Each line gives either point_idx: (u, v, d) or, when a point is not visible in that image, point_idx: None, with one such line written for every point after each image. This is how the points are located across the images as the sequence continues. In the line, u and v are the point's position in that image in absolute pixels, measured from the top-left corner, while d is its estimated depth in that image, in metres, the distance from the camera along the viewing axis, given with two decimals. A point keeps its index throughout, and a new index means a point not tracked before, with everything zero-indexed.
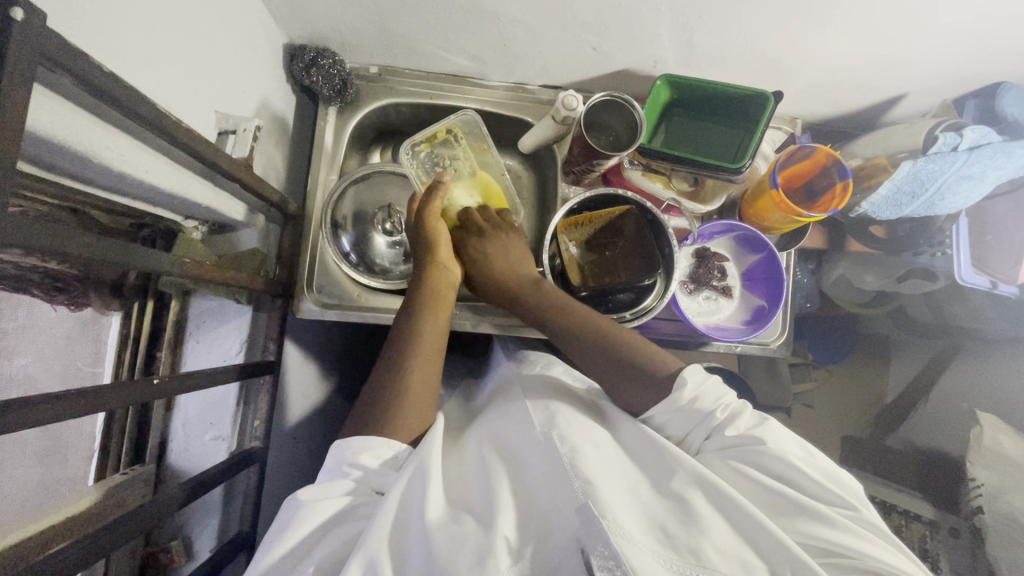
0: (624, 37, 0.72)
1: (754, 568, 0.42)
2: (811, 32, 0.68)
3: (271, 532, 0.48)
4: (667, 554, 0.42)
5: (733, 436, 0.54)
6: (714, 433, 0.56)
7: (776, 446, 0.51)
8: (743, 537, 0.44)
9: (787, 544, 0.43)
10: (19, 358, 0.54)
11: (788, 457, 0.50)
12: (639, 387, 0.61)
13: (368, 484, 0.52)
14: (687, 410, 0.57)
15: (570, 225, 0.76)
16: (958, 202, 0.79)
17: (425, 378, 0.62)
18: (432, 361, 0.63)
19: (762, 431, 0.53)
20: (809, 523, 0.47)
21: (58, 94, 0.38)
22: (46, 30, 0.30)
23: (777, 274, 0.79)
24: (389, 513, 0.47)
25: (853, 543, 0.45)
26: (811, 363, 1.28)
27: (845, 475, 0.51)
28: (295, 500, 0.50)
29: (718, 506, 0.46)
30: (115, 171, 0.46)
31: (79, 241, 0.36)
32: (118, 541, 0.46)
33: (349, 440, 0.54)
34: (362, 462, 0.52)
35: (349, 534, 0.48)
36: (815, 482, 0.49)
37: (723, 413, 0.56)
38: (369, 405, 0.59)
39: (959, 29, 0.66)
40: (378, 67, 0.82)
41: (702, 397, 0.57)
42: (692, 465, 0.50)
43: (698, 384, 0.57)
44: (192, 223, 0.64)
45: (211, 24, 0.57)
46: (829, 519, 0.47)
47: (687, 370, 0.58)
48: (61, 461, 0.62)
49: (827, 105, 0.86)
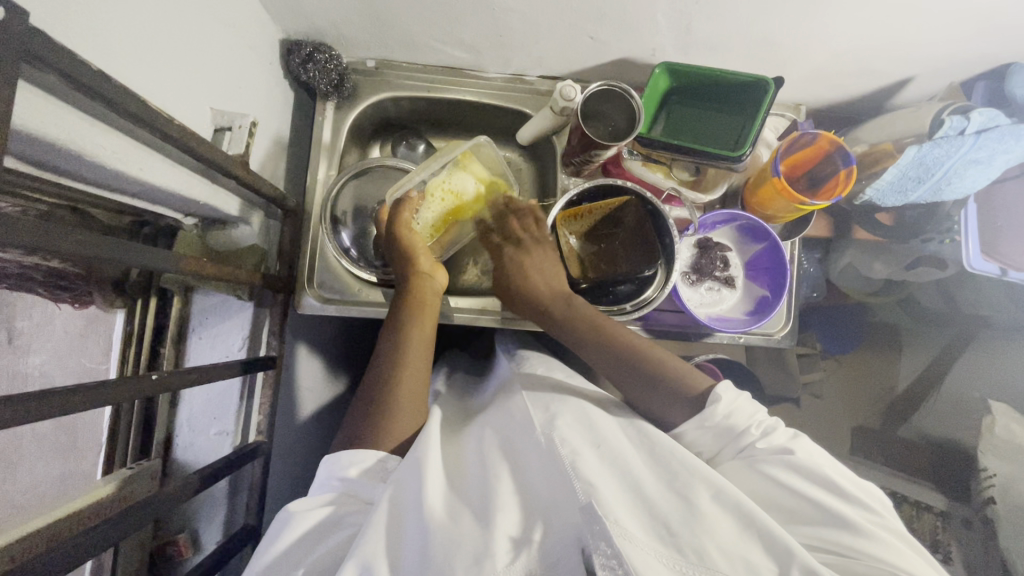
0: (621, 25, 0.71)
1: (758, 568, 0.42)
2: (813, 14, 0.66)
3: (267, 539, 0.50)
4: (669, 554, 0.42)
5: (765, 449, 0.54)
6: (745, 447, 0.56)
7: (805, 456, 0.52)
8: (750, 536, 0.44)
9: (794, 549, 0.42)
10: (34, 356, 0.58)
11: (818, 466, 0.51)
12: (667, 403, 0.62)
13: (358, 495, 0.53)
14: (718, 426, 0.57)
15: (569, 217, 0.76)
16: (966, 186, 0.77)
17: (417, 381, 0.64)
18: (418, 379, 0.64)
19: (793, 443, 0.54)
20: (835, 530, 0.46)
21: (46, 91, 0.38)
22: (31, 29, 0.30)
23: (779, 264, 0.78)
24: (379, 522, 0.47)
25: (880, 552, 0.43)
26: (820, 354, 1.26)
27: (874, 486, 0.51)
28: (286, 512, 0.51)
29: (724, 508, 0.46)
30: (108, 169, 0.47)
31: (74, 239, 0.36)
32: (122, 535, 0.46)
33: (339, 453, 0.56)
34: (351, 475, 0.53)
35: (338, 542, 0.49)
36: (839, 487, 0.49)
37: (758, 430, 0.56)
38: (362, 413, 0.61)
39: (966, 9, 0.64)
40: (375, 61, 0.81)
41: (736, 414, 0.57)
42: (704, 469, 0.49)
43: (732, 403, 0.58)
44: (191, 221, 0.65)
45: (206, 20, 0.57)
46: (856, 526, 0.45)
47: (721, 386, 0.59)
48: (77, 458, 0.65)
49: (832, 90, 0.84)
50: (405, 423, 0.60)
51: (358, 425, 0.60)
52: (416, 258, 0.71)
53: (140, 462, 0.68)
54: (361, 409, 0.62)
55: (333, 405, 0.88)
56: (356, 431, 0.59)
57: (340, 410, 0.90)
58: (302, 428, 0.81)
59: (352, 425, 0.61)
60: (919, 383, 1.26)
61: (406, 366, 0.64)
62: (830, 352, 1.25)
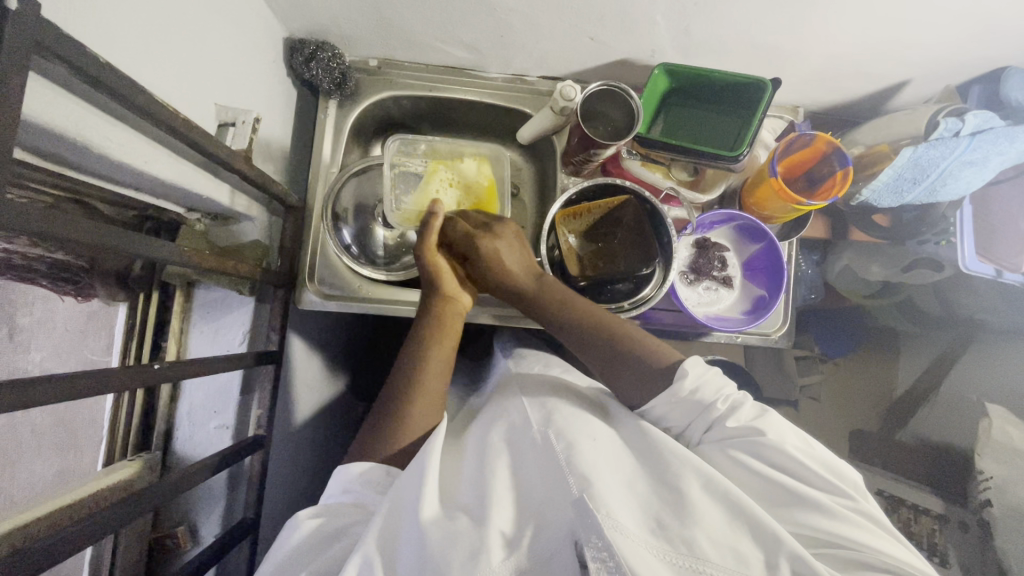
0: (621, 26, 0.72)
1: (747, 557, 0.42)
2: (810, 17, 0.67)
3: (275, 547, 0.51)
4: (658, 543, 0.43)
5: (735, 427, 0.54)
6: (714, 424, 0.56)
7: (775, 438, 0.52)
8: (739, 527, 0.44)
9: (781, 536, 0.43)
10: (35, 353, 0.59)
11: (787, 447, 0.51)
12: (640, 381, 0.62)
13: (365, 506, 0.54)
14: (686, 401, 0.58)
15: (568, 215, 0.77)
16: (961, 188, 0.78)
17: (437, 400, 0.64)
18: (436, 396, 0.64)
19: (762, 422, 0.53)
20: (807, 512, 0.47)
21: (54, 83, 0.39)
22: (40, 20, 0.31)
23: (776, 263, 0.78)
24: (378, 523, 0.48)
25: (851, 534, 0.45)
26: (818, 356, 1.27)
27: (844, 466, 0.52)
28: (295, 520, 0.52)
29: (713, 496, 0.47)
30: (114, 162, 0.47)
31: (80, 226, 0.36)
32: (122, 522, 0.46)
33: (348, 465, 0.56)
34: (357, 486, 0.54)
35: (343, 547, 0.49)
36: (814, 472, 0.49)
37: (725, 405, 0.56)
38: (375, 432, 0.61)
39: (961, 13, 0.65)
40: (377, 60, 0.82)
41: (702, 388, 0.57)
42: (694, 459, 0.50)
43: (700, 375, 0.58)
44: (194, 216, 0.67)
45: (211, 17, 0.57)
46: (828, 509, 0.47)
47: (689, 361, 0.59)
48: (77, 452, 0.65)
49: (830, 93, 0.85)
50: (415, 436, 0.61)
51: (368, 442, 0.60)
52: (440, 279, 0.71)
53: (141, 454, 0.69)
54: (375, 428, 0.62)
55: (332, 402, 0.89)
56: (367, 445, 0.59)
57: (339, 407, 0.91)
58: (301, 424, 0.82)
59: (365, 442, 0.61)
60: (916, 387, 1.26)
61: (426, 384, 0.64)
62: (829, 355, 1.25)
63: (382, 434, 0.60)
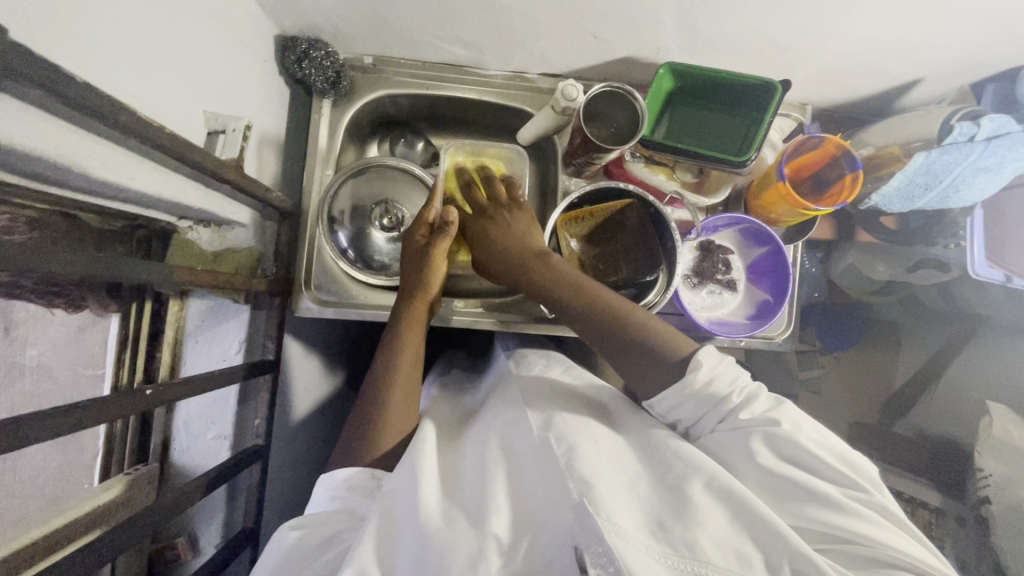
0: (625, 25, 0.69)
1: (750, 559, 0.42)
2: (821, 15, 0.64)
3: (265, 559, 0.50)
4: (660, 547, 0.42)
5: (748, 419, 0.53)
6: (729, 415, 0.55)
7: (791, 428, 0.50)
8: (739, 528, 0.44)
9: (782, 531, 0.42)
10: (31, 348, 0.56)
11: (802, 440, 0.49)
12: (651, 373, 0.59)
13: (354, 512, 0.53)
14: (701, 394, 0.55)
15: (570, 219, 0.75)
16: (974, 194, 0.76)
17: (405, 398, 0.64)
18: (408, 394, 0.64)
19: (778, 412, 0.52)
20: (817, 508, 0.46)
21: (29, 103, 0.37)
22: (8, 45, 0.29)
23: (781, 268, 0.77)
24: (372, 529, 0.47)
25: (863, 529, 0.44)
26: (820, 350, 1.26)
27: (860, 458, 0.50)
28: (283, 531, 0.51)
29: (716, 497, 0.46)
30: (95, 178, 0.46)
31: (64, 257, 0.35)
32: (118, 550, 0.45)
33: (336, 471, 0.56)
34: (345, 493, 0.54)
35: (333, 556, 0.48)
36: (827, 464, 0.48)
37: (740, 397, 0.55)
38: (354, 428, 0.61)
39: (977, 13, 0.63)
40: (372, 57, 0.79)
41: (717, 380, 0.55)
42: (698, 457, 0.50)
43: (714, 367, 0.56)
44: (186, 223, 0.64)
45: (196, 17, 0.55)
46: (838, 505, 0.46)
47: (703, 352, 0.57)
48: (77, 448, 0.63)
49: (839, 91, 0.82)
50: (396, 432, 0.61)
51: (359, 425, 0.61)
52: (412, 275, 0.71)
53: (138, 467, 0.68)
54: (356, 423, 0.62)
55: (333, 405, 0.88)
56: (351, 444, 0.60)
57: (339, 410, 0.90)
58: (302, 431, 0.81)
59: (347, 438, 0.61)
60: (916, 380, 1.26)
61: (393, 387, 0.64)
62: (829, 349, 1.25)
63: (359, 433, 0.61)
